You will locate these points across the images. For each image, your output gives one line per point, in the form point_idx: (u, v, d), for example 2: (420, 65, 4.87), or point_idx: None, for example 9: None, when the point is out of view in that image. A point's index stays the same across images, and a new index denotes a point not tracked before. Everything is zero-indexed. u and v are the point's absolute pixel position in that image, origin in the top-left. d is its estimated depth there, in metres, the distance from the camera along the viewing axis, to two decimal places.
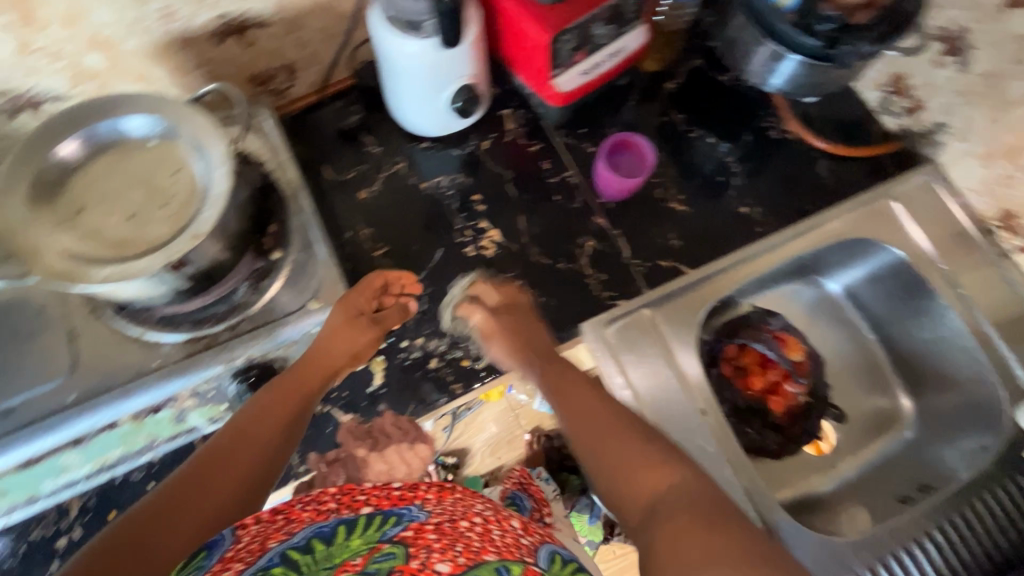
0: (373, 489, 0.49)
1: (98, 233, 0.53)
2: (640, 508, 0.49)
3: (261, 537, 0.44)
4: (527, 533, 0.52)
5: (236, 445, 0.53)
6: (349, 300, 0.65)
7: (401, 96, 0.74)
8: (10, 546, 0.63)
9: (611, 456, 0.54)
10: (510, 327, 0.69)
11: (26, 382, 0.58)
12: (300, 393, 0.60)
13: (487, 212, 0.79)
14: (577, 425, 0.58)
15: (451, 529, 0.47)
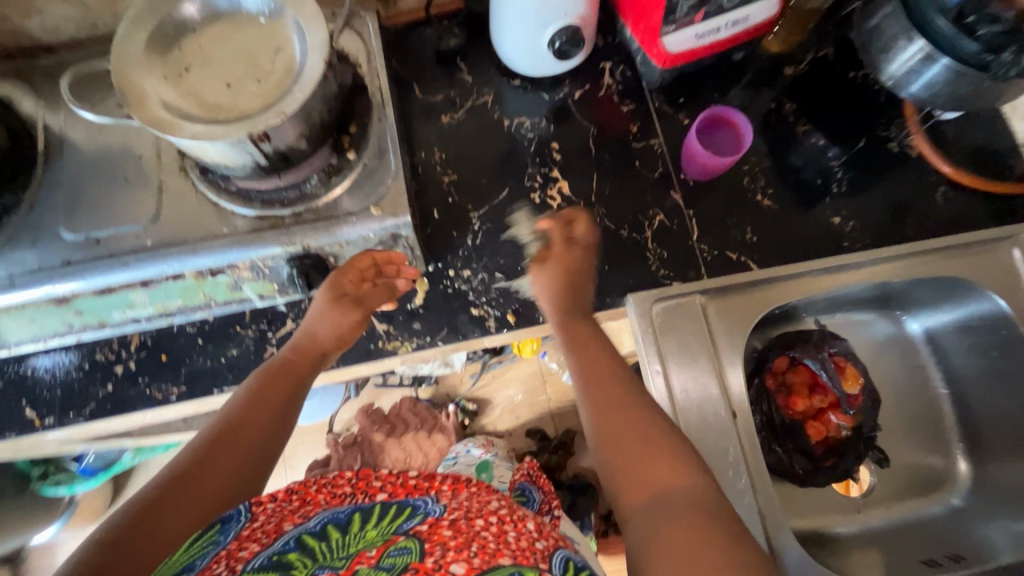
0: (386, 478, 0.51)
1: (197, 94, 0.56)
2: (641, 495, 0.46)
3: (277, 519, 0.47)
4: (542, 536, 0.47)
5: (234, 434, 0.55)
6: (339, 277, 0.67)
7: (506, 28, 0.73)
8: (77, 361, 0.71)
9: (623, 446, 0.49)
10: (572, 264, 0.67)
11: (115, 219, 0.64)
12: (292, 377, 0.63)
13: (562, 162, 0.77)
14: (601, 411, 0.53)
15: (466, 525, 0.46)
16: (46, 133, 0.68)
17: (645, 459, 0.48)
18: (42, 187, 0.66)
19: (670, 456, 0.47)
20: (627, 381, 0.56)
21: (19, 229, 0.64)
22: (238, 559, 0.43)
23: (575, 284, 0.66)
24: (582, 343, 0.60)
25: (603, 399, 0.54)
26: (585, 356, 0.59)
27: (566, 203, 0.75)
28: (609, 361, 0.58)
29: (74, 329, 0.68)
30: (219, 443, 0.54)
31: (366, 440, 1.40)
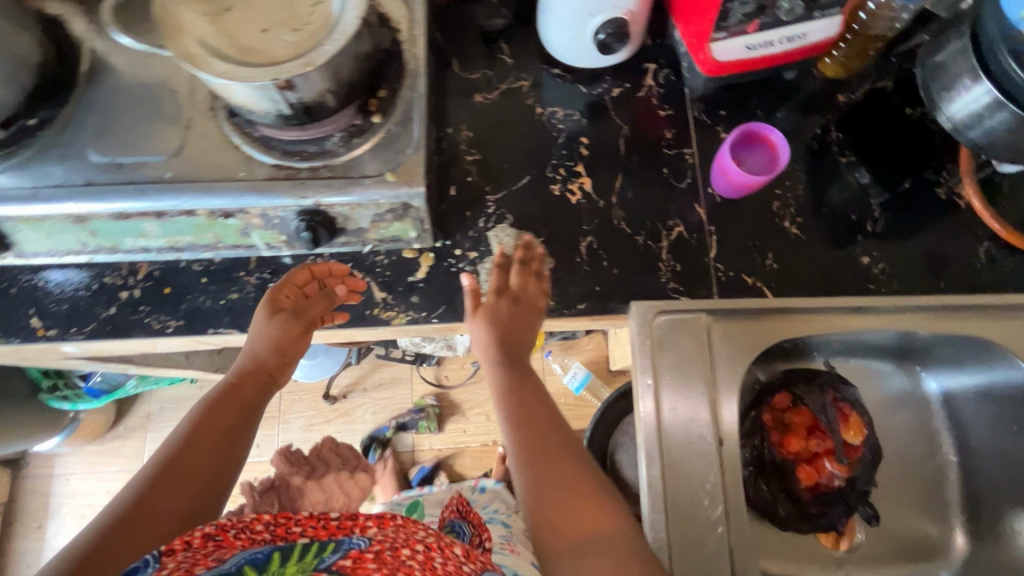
0: (308, 519, 0.51)
1: (232, 33, 0.57)
2: (567, 540, 0.52)
3: (187, 565, 0.46)
4: (468, 561, 0.52)
5: (178, 467, 0.58)
6: (275, 292, 0.68)
7: (550, 15, 0.71)
8: (86, 282, 0.72)
9: (555, 499, 0.55)
10: (504, 316, 0.65)
11: (140, 148, 0.66)
12: (238, 403, 0.65)
13: (588, 158, 0.75)
14: (535, 466, 0.57)
15: (391, 558, 0.48)
16: (90, 56, 0.69)
17: (570, 511, 0.54)
18: (77, 108, 0.67)
19: (594, 507, 0.54)
20: (561, 439, 0.61)
21: (50, 144, 0.66)
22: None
23: (509, 329, 0.66)
24: (529, 406, 0.63)
25: (538, 460, 0.58)
26: (522, 409, 0.63)
27: (585, 199, 0.73)
28: (548, 423, 0.62)
29: (87, 249, 0.70)
30: (158, 481, 0.56)
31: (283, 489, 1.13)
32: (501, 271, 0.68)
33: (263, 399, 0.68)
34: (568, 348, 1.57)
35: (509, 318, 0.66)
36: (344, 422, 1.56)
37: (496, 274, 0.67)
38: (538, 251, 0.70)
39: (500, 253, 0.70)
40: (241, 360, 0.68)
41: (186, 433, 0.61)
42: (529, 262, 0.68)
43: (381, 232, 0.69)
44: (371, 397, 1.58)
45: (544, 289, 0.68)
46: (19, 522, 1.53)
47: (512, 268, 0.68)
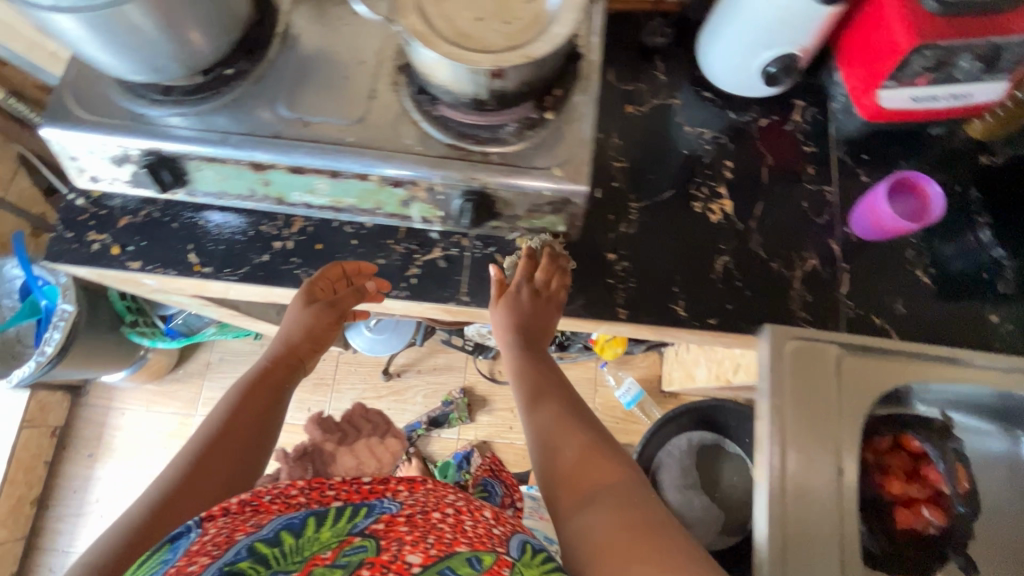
0: (340, 485, 0.69)
1: (450, 18, 0.60)
2: (577, 493, 0.60)
3: (227, 531, 0.59)
4: (499, 523, 0.67)
5: (220, 442, 0.69)
6: (311, 285, 0.73)
7: (720, 41, 0.74)
8: (243, 227, 0.76)
9: (565, 463, 0.63)
10: (524, 310, 0.71)
11: (326, 110, 0.70)
12: (272, 385, 0.76)
13: (731, 182, 0.78)
14: (544, 433, 0.67)
15: (423, 519, 0.64)
16: (286, 19, 0.74)
17: (579, 471, 0.62)
18: (271, 65, 0.72)
19: (605, 461, 0.63)
20: (569, 411, 0.70)
21: (243, 96, 0.71)
22: (190, 570, 0.53)
23: (529, 320, 0.72)
24: (543, 396, 0.71)
25: (544, 434, 0.67)
26: (531, 388, 0.72)
27: (725, 220, 0.76)
28: (554, 403, 0.70)
29: (254, 197, 0.74)
30: (207, 452, 0.67)
31: (318, 452, 1.10)
32: (530, 262, 0.72)
33: (292, 380, 0.79)
34: (623, 362, 1.59)
35: (529, 311, 0.71)
36: (395, 400, 1.59)
37: (523, 264, 0.72)
38: (563, 250, 0.74)
39: (529, 248, 0.73)
40: (276, 346, 0.78)
41: (229, 412, 0.72)
42: (556, 257, 0.73)
43: (533, 221, 0.72)
44: (424, 380, 1.61)
45: (564, 283, 0.73)
46: (71, 448, 1.58)
47: (541, 263, 0.73)
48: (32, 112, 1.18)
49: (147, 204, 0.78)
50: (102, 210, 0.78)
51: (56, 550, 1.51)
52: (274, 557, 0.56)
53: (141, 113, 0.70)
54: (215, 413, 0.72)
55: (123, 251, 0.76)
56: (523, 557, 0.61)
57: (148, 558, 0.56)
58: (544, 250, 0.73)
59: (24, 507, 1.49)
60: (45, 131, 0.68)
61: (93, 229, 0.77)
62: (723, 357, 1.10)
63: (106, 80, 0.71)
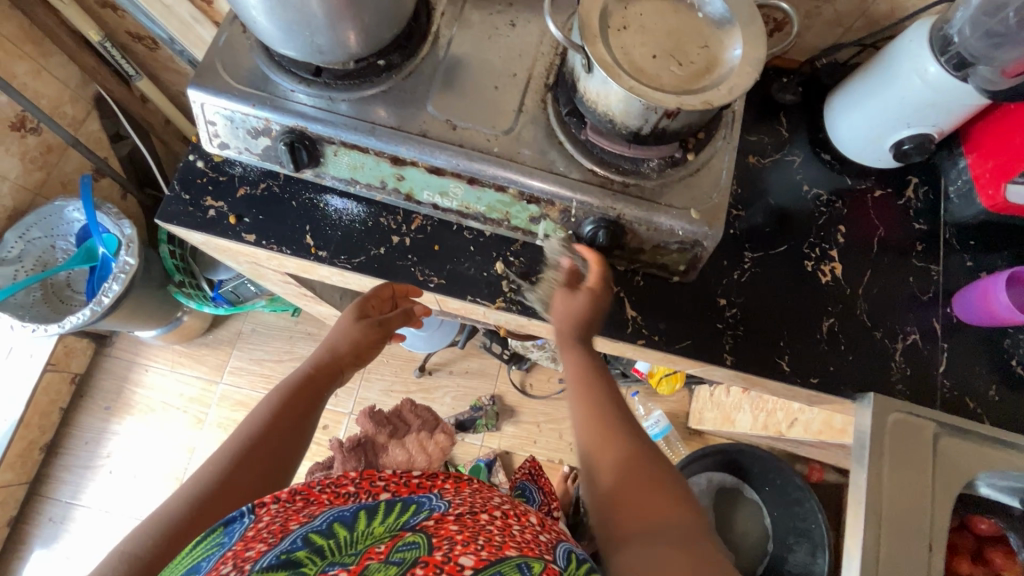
0: (389, 478, 0.67)
1: (629, 50, 0.61)
2: (631, 526, 0.52)
3: (281, 520, 0.55)
4: (545, 531, 0.60)
5: (256, 445, 0.67)
6: (363, 301, 0.80)
7: (857, 107, 0.75)
8: (362, 216, 0.78)
9: (620, 484, 0.55)
10: (597, 305, 0.68)
11: (475, 117, 0.70)
12: (310, 393, 0.74)
13: (843, 246, 0.79)
14: (595, 437, 0.59)
15: (470, 519, 0.57)
16: (440, 21, 0.75)
17: (635, 498, 0.53)
18: (423, 64, 0.72)
19: (666, 492, 0.53)
20: (621, 414, 0.62)
21: (392, 89, 0.71)
22: (246, 557, 0.49)
23: (592, 315, 0.69)
24: (587, 390, 0.64)
25: (595, 446, 0.59)
26: (580, 382, 0.65)
27: (834, 282, 0.77)
28: (601, 399, 0.63)
29: (383, 190, 0.74)
30: (246, 454, 0.66)
31: (368, 446, 1.11)
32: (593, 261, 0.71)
33: (330, 387, 0.78)
34: (654, 394, 1.59)
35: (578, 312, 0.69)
36: (424, 398, 1.59)
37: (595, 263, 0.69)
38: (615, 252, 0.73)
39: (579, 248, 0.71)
40: (320, 352, 0.78)
41: (270, 414, 0.70)
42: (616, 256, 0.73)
43: (655, 256, 0.73)
44: (454, 382, 1.61)
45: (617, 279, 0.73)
46: (89, 398, 1.55)
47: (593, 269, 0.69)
48: (123, 58, 1.17)
49: (267, 177, 0.78)
50: (221, 176, 0.78)
51: (59, 500, 1.48)
52: (329, 549, 0.51)
53: (288, 89, 0.70)
54: (256, 414, 0.71)
55: (240, 222, 0.76)
56: (570, 567, 0.54)
57: (200, 542, 0.54)
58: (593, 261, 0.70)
59: (34, 451, 1.46)
60: (194, 92, 0.68)
61: (211, 194, 0.77)
62: (777, 409, 1.13)
63: (258, 49, 0.71)
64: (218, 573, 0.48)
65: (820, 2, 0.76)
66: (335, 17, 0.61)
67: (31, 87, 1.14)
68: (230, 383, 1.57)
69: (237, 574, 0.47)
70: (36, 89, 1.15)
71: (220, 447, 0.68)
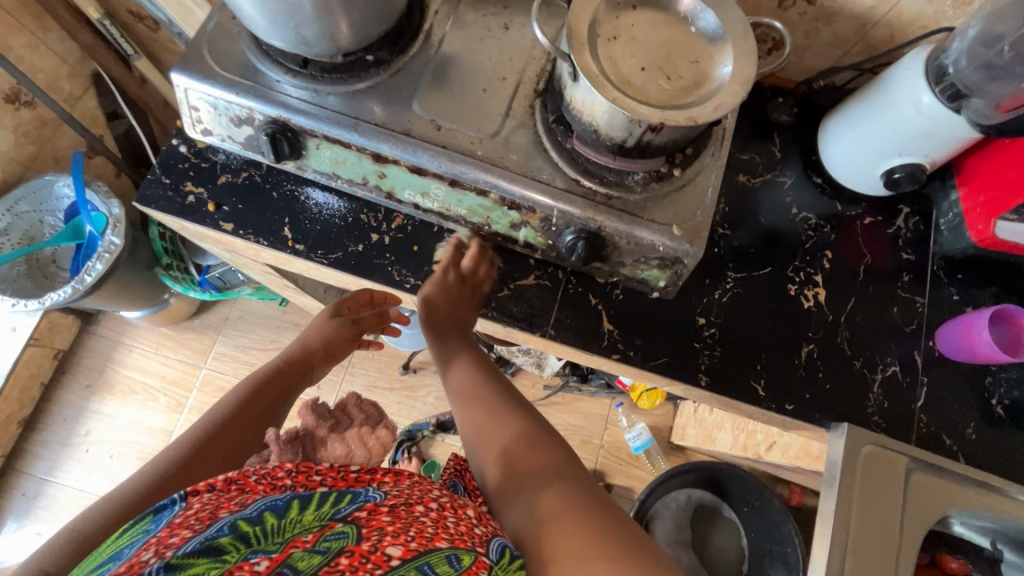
0: (328, 470, 0.59)
1: (617, 61, 0.60)
2: (511, 482, 0.61)
3: (211, 508, 0.51)
4: (480, 524, 0.57)
5: (223, 430, 0.68)
6: (341, 302, 0.84)
7: (850, 132, 0.74)
8: (343, 212, 0.77)
9: (499, 450, 0.64)
10: (450, 295, 0.73)
11: (460, 119, 0.69)
12: (281, 385, 0.76)
13: (828, 272, 0.78)
14: (473, 417, 0.68)
15: (406, 511, 0.54)
16: (434, 18, 0.74)
17: (514, 457, 0.63)
18: (413, 62, 0.72)
19: (541, 447, 0.64)
20: (498, 391, 0.71)
21: (379, 86, 0.70)
22: (168, 544, 0.46)
23: (455, 308, 0.73)
24: (470, 385, 0.72)
25: (472, 426, 0.68)
26: (455, 379, 0.73)
27: (817, 309, 0.76)
28: (475, 382, 0.71)
29: (364, 187, 0.73)
30: (212, 437, 0.66)
31: None
32: (456, 252, 0.75)
33: (301, 385, 0.80)
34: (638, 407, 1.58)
35: (450, 290, 0.73)
36: (407, 395, 1.58)
37: (449, 253, 0.74)
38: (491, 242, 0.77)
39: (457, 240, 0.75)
40: (294, 347, 0.81)
41: (239, 402, 0.71)
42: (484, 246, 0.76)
43: (635, 271, 0.72)
44: (438, 382, 1.60)
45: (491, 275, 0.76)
46: (70, 374, 1.54)
47: (471, 251, 0.75)
48: (121, 36, 1.15)
49: (249, 166, 0.77)
50: (203, 162, 0.77)
51: (34, 476, 1.47)
52: (256, 537, 0.48)
53: (273, 79, 0.69)
54: (223, 403, 0.71)
55: (218, 210, 0.75)
56: (502, 563, 0.52)
57: (127, 529, 0.50)
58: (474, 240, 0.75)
59: (12, 425, 1.45)
60: (177, 76, 0.67)
61: (191, 180, 0.76)
62: (756, 430, 1.12)
63: (246, 37, 0.70)
64: (138, 559, 0.44)
65: (819, 23, 0.75)
66: (319, 10, 0.60)
67: (26, 60, 1.12)
68: (213, 369, 1.56)
69: (155, 561, 0.44)
70: (32, 63, 1.13)
71: (184, 432, 0.67)
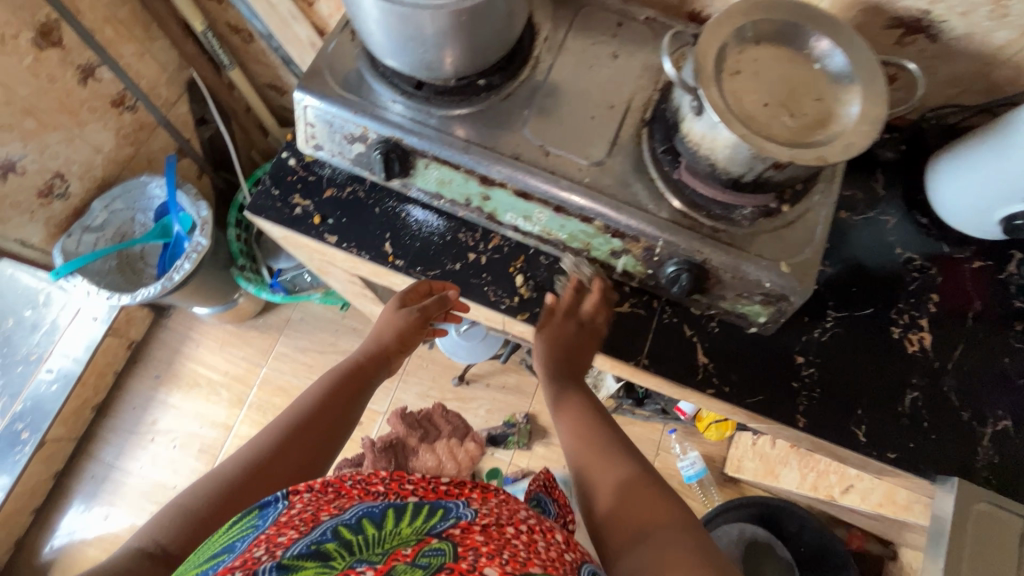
0: (418, 481, 0.59)
1: (740, 97, 0.59)
2: (625, 533, 0.57)
3: (313, 509, 0.53)
4: (571, 550, 0.56)
5: (304, 426, 0.68)
6: (402, 294, 0.78)
7: (965, 172, 0.71)
8: (442, 230, 0.79)
9: (609, 497, 0.61)
10: (570, 340, 0.74)
11: (568, 145, 0.69)
12: (357, 380, 0.75)
13: (934, 316, 0.75)
14: (584, 459, 0.67)
15: (497, 532, 0.53)
16: (542, 45, 0.75)
17: (626, 505, 0.59)
18: (522, 88, 0.73)
19: (656, 499, 0.59)
20: (607, 437, 0.69)
21: (488, 109, 0.71)
22: (278, 542, 0.48)
23: (574, 350, 0.75)
24: (584, 429, 0.70)
25: (585, 470, 0.66)
26: (567, 419, 0.73)
27: (922, 354, 0.73)
28: (585, 422, 0.71)
29: (466, 207, 0.75)
30: (296, 433, 0.67)
31: (399, 446, 1.28)
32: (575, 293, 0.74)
33: (378, 377, 0.78)
34: (693, 434, 1.54)
35: (571, 338, 0.74)
36: (458, 407, 1.59)
37: (568, 297, 0.74)
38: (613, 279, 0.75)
39: (576, 278, 0.75)
40: (369, 342, 0.79)
41: (319, 398, 0.71)
42: (607, 291, 0.75)
43: (735, 305, 0.71)
44: (489, 395, 1.60)
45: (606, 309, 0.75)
46: (140, 365, 1.61)
47: (592, 294, 0.74)
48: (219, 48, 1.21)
49: (353, 181, 0.80)
50: (310, 176, 0.80)
51: (102, 460, 1.54)
52: (358, 545, 0.49)
53: (388, 99, 0.71)
54: (306, 397, 0.72)
55: (323, 222, 0.78)
56: None
57: (236, 523, 0.52)
58: (596, 282, 0.74)
59: (86, 410, 1.52)
60: (300, 93, 0.70)
61: (299, 193, 0.79)
62: (829, 472, 1.14)
63: (364, 58, 0.73)
64: (251, 554, 0.47)
65: (938, 61, 0.73)
66: (445, 34, 0.62)
67: (134, 68, 1.18)
68: (273, 368, 1.61)
69: (268, 558, 0.46)
70: (139, 71, 1.20)
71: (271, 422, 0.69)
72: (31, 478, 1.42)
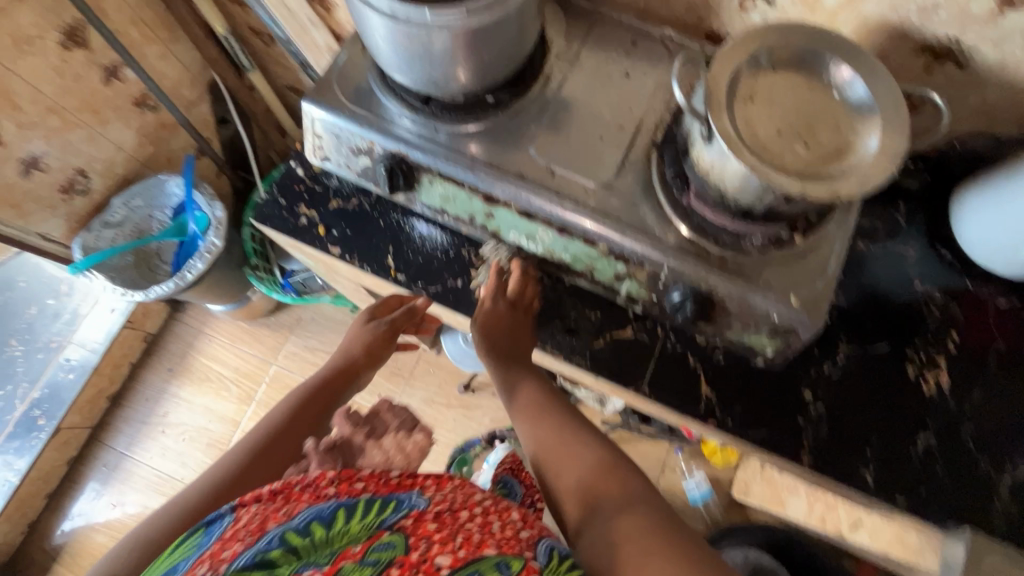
0: (369, 476, 0.55)
1: (752, 123, 0.57)
2: (583, 505, 0.56)
3: (261, 519, 0.50)
4: (527, 526, 0.56)
5: (273, 442, 0.67)
6: (374, 307, 0.81)
7: (987, 208, 0.68)
8: (445, 245, 0.78)
9: (566, 473, 0.59)
10: (504, 323, 0.72)
11: (575, 166, 0.68)
12: (326, 395, 0.75)
13: (954, 355, 0.72)
14: (536, 439, 0.63)
15: (450, 518, 0.53)
16: (554, 61, 0.74)
17: (584, 477, 0.57)
18: (531, 105, 0.71)
19: (613, 472, 0.57)
20: (558, 415, 0.65)
21: (495, 126, 0.70)
22: (222, 560, 0.46)
23: (511, 331, 0.73)
24: (539, 411, 0.66)
25: (542, 454, 0.62)
26: (517, 409, 0.67)
27: (938, 396, 0.70)
28: (541, 407, 0.66)
29: (469, 223, 0.74)
30: (266, 448, 0.66)
31: None
32: (500, 279, 0.74)
33: (348, 392, 0.78)
34: (699, 454, 1.51)
35: (505, 319, 0.72)
36: (462, 413, 1.59)
37: (494, 285, 0.73)
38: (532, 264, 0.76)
39: (497, 264, 0.75)
40: (338, 357, 0.79)
41: (288, 412, 0.71)
42: (528, 271, 0.75)
43: (741, 335, 0.69)
44: (494, 404, 1.59)
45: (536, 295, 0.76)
46: (154, 357, 1.64)
47: (513, 275, 0.75)
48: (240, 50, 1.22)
49: (359, 193, 0.80)
50: (317, 186, 0.80)
51: (113, 449, 1.57)
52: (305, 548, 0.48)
53: (394, 113, 0.70)
54: (275, 411, 0.71)
55: (328, 233, 0.78)
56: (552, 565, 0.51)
57: (185, 539, 0.51)
58: (514, 264, 0.74)
59: (101, 399, 1.56)
60: (307, 105, 0.70)
61: (305, 202, 0.79)
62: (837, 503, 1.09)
63: (372, 71, 0.72)
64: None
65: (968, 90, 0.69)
66: (451, 53, 0.61)
67: (156, 68, 1.21)
68: (283, 366, 1.62)
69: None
70: (161, 71, 1.22)
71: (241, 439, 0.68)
72: (46, 463, 1.47)
